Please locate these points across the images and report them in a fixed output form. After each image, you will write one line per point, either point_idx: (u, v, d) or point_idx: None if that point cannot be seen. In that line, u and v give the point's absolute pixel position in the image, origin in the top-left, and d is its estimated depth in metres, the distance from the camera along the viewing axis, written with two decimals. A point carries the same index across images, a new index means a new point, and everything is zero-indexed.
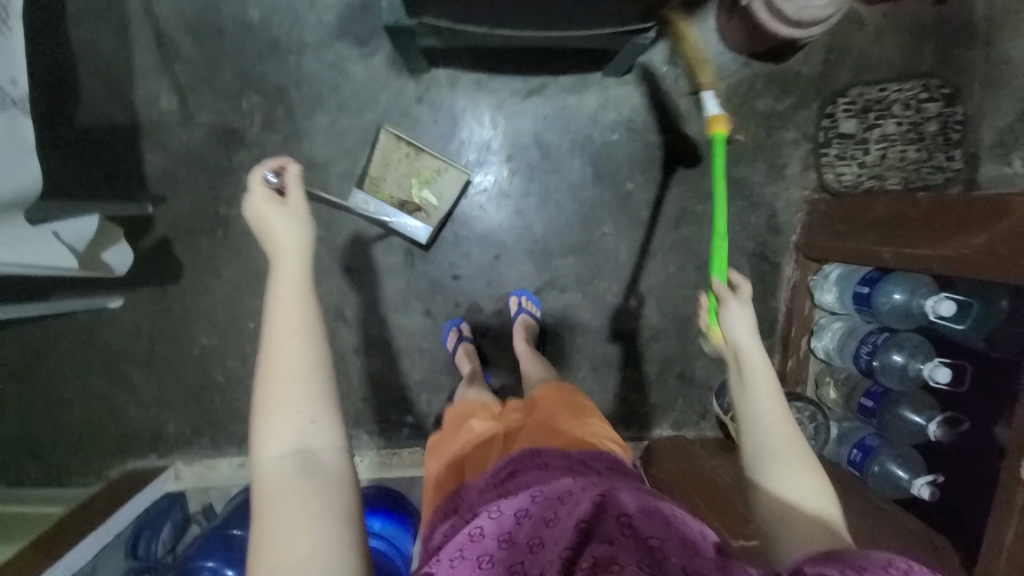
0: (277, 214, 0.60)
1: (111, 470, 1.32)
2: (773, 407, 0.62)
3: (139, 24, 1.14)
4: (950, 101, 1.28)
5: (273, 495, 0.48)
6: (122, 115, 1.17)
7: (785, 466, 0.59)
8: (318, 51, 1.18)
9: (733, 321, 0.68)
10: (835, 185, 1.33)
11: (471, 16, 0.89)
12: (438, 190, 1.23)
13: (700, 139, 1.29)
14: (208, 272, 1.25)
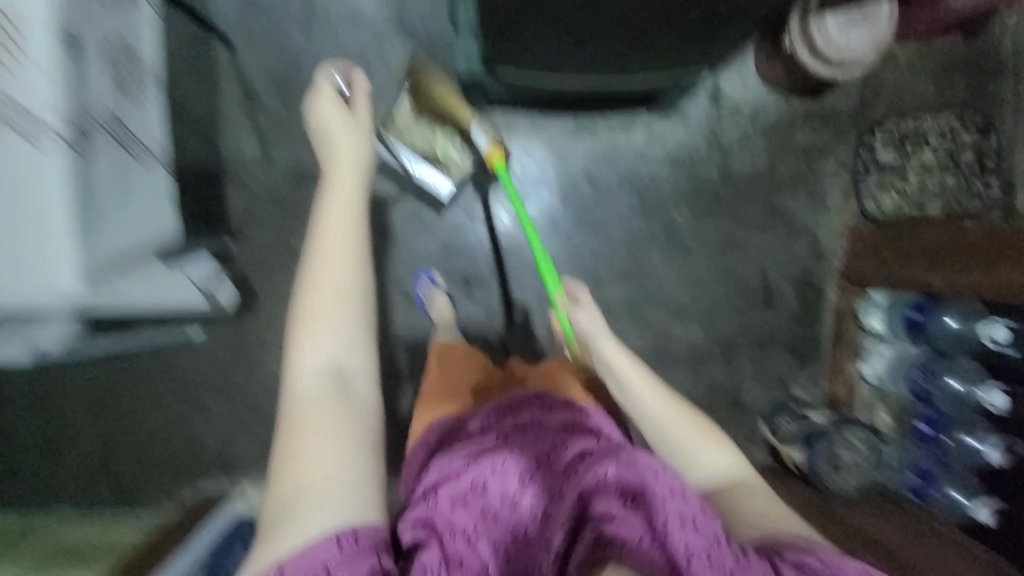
0: (341, 122, 0.79)
1: (183, 492, 1.39)
2: (662, 406, 0.78)
3: (228, 78, 1.27)
4: (985, 131, 1.31)
5: (314, 399, 0.63)
6: (210, 160, 1.28)
7: (700, 446, 0.75)
8: (386, 99, 1.28)
9: (584, 325, 0.91)
10: (876, 213, 1.35)
11: (543, 72, 1.01)
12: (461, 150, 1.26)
13: (743, 172, 1.36)
14: (281, 302, 1.34)
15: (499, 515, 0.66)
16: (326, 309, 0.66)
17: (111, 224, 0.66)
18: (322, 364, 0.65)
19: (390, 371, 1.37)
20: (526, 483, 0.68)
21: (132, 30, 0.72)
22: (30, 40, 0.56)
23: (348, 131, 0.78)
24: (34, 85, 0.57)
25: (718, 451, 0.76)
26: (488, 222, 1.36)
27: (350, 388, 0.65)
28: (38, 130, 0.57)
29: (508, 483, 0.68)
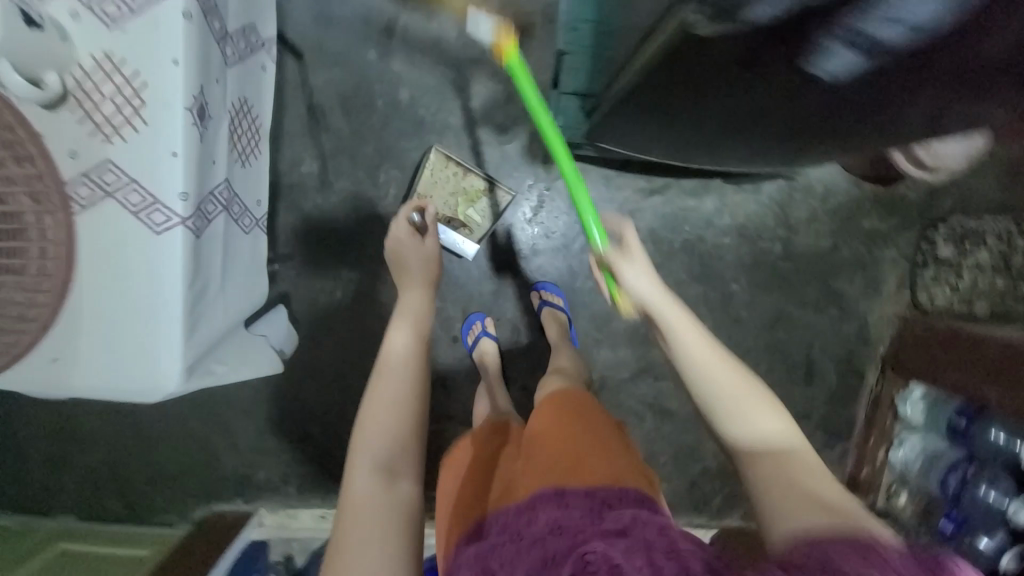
0: (410, 247, 0.93)
1: (195, 512, 1.34)
2: (698, 343, 0.71)
3: (293, 91, 1.21)
4: None
5: (354, 501, 0.63)
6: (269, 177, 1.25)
7: (743, 406, 0.65)
8: (459, 134, 1.24)
9: (631, 279, 0.79)
10: (928, 305, 1.38)
11: (646, 147, 0.96)
12: (482, 210, 1.25)
13: (806, 251, 1.35)
14: (321, 329, 1.29)
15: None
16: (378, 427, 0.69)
17: (210, 309, 0.58)
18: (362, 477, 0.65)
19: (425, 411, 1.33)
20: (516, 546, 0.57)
21: (259, 83, 0.64)
22: (168, 117, 0.49)
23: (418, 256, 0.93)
24: (166, 166, 0.49)
25: (766, 413, 0.64)
26: (544, 271, 1.31)
27: (393, 493, 0.64)
28: (163, 218, 0.50)
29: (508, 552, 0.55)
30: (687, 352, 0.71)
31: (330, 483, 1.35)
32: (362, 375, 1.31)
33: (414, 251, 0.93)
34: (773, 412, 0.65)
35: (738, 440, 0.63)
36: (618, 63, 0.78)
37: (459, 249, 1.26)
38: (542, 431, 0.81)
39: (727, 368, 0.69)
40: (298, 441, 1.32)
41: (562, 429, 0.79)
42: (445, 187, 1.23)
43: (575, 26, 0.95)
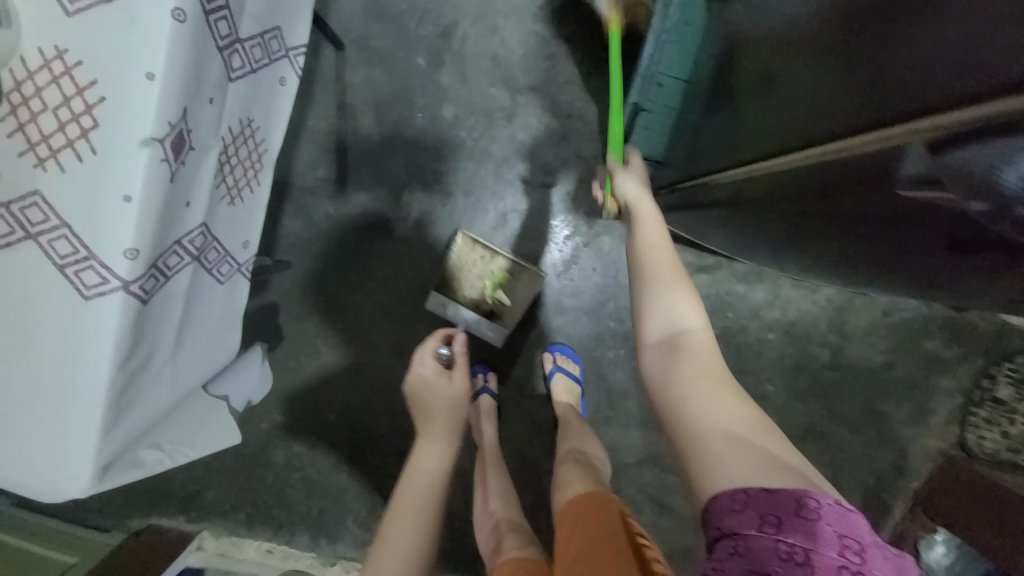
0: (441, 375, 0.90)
1: (132, 520, 1.22)
2: (655, 239, 0.59)
3: (326, 86, 1.13)
4: None
5: None
6: (282, 174, 1.16)
7: (672, 289, 0.55)
8: (499, 164, 1.13)
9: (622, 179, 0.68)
10: (977, 450, 1.19)
11: (716, 239, 0.81)
12: (512, 291, 1.13)
13: (854, 363, 1.21)
14: (307, 349, 1.18)
15: None
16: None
17: (152, 385, 0.44)
18: None
19: (402, 461, 1.19)
20: None
21: (273, 100, 0.51)
22: (128, 150, 0.36)
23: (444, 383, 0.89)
24: (112, 212, 0.37)
25: (683, 290, 0.55)
26: (563, 330, 1.17)
27: None
28: (96, 278, 0.37)
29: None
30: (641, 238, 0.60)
31: (283, 516, 1.21)
32: (342, 406, 1.19)
33: (443, 391, 0.89)
34: (685, 300, 0.54)
35: (648, 341, 0.54)
36: (721, 141, 0.67)
37: (486, 334, 1.14)
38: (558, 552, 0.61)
39: (660, 245, 0.58)
40: (259, 463, 1.20)
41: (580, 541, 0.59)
42: (471, 272, 1.12)
43: (660, 81, 0.84)
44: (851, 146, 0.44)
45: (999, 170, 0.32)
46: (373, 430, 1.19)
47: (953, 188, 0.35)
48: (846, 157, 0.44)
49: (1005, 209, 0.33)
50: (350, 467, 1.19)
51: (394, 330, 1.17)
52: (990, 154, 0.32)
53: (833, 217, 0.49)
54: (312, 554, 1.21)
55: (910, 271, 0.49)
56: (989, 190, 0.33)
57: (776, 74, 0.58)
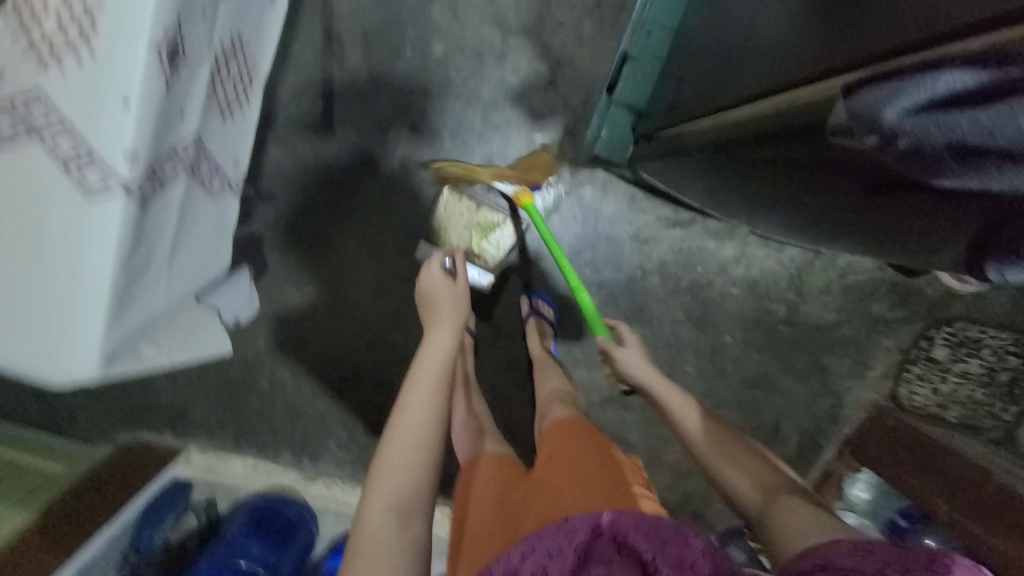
0: (444, 283, 0.90)
1: (121, 434, 1.29)
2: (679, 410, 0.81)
3: (312, 9, 1.09)
4: None
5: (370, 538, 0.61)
6: (266, 102, 1.14)
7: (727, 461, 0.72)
8: (487, 107, 1.13)
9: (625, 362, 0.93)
10: (905, 401, 1.33)
11: (682, 188, 0.85)
12: (498, 240, 1.17)
13: (807, 321, 1.30)
14: (292, 281, 1.21)
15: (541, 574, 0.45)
16: (398, 480, 0.66)
17: (152, 286, 0.48)
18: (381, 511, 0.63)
19: (382, 390, 1.26)
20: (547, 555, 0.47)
21: (263, 18, 0.52)
22: (125, 54, 0.37)
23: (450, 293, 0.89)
24: (112, 116, 0.38)
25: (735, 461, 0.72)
26: (541, 275, 1.23)
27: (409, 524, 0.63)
28: (98, 178, 0.39)
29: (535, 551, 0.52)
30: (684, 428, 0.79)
31: (268, 436, 1.29)
32: (324, 336, 1.24)
33: (446, 293, 0.89)
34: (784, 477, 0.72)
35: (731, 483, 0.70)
36: (699, 86, 0.70)
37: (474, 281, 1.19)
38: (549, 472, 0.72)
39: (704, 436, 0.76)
40: (245, 387, 1.26)
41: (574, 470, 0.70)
42: (457, 222, 1.14)
43: (649, 29, 0.85)
44: (811, 95, 0.46)
45: (884, 109, 0.34)
46: (355, 361, 1.25)
47: (855, 128, 0.37)
48: (801, 102, 0.48)
49: (890, 142, 0.34)
50: (331, 393, 1.26)
51: (377, 266, 1.20)
52: (891, 91, 0.33)
53: (785, 162, 0.53)
54: (296, 472, 1.30)
55: (855, 220, 0.51)
56: (877, 123, 0.34)
57: (759, 24, 0.59)
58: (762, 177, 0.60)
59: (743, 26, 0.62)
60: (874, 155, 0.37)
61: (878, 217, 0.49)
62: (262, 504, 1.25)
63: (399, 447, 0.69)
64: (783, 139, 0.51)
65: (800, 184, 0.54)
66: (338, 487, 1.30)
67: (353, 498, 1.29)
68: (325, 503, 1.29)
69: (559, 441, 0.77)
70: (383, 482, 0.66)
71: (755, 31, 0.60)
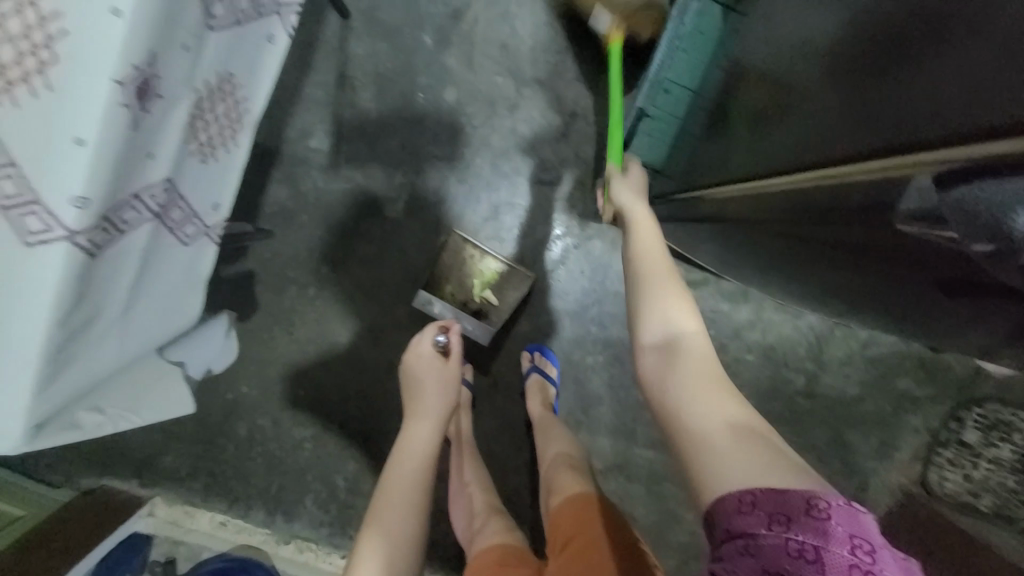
0: (425, 362, 0.88)
1: (82, 479, 1.19)
2: (654, 245, 0.61)
3: (327, 55, 1.10)
4: None
5: None
6: (273, 140, 1.13)
7: (667, 297, 0.55)
8: (497, 155, 1.11)
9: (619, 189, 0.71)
10: (935, 487, 1.22)
11: (694, 249, 0.81)
12: (501, 291, 1.12)
13: (827, 393, 1.21)
14: (282, 322, 1.16)
15: None
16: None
17: (97, 347, 0.42)
18: None
19: (367, 445, 1.17)
20: None
21: (258, 59, 0.48)
22: (86, 89, 0.34)
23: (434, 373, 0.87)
24: (63, 156, 0.35)
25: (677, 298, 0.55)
26: (545, 330, 1.16)
27: None
28: (38, 225, 0.35)
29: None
30: (638, 249, 0.60)
31: (239, 489, 1.19)
32: (311, 383, 1.17)
33: (434, 376, 0.87)
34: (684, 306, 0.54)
35: (644, 344, 0.53)
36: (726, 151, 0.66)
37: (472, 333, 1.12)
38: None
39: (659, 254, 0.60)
40: (220, 433, 1.18)
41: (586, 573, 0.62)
42: (460, 269, 1.11)
43: (667, 88, 0.83)
44: (862, 172, 0.42)
45: (1012, 217, 0.29)
46: (340, 410, 1.17)
47: (954, 226, 0.33)
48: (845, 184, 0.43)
49: (1011, 253, 0.31)
50: (313, 445, 1.17)
51: (371, 311, 1.14)
52: (1009, 189, 0.29)
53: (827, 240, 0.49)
54: (267, 530, 1.19)
55: (911, 299, 0.47)
56: (998, 231, 0.30)
57: (795, 94, 0.55)
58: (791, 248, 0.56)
59: (776, 96, 0.58)
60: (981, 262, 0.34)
61: (932, 302, 0.45)
62: (229, 565, 1.14)
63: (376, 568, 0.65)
64: (829, 218, 0.46)
65: (841, 262, 0.50)
66: (311, 551, 1.18)
67: (326, 565, 1.17)
68: (295, 569, 1.17)
69: (577, 536, 0.69)
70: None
71: (789, 103, 0.56)
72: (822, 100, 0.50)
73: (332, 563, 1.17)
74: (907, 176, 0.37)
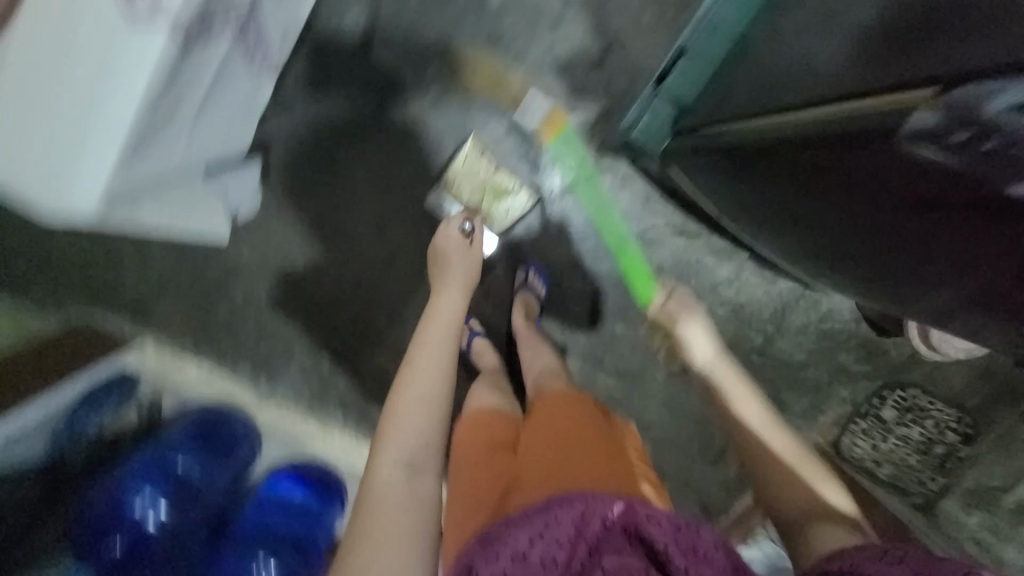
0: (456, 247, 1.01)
1: (73, 310, 1.24)
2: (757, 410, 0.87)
3: None
4: (968, 439, 1.33)
5: (385, 486, 0.66)
6: (315, 17, 1.16)
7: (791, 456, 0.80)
8: (529, 69, 1.14)
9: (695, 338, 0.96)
10: (846, 451, 1.39)
11: (711, 201, 0.90)
12: (508, 207, 1.17)
13: (777, 356, 1.35)
14: (293, 196, 1.21)
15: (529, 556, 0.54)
16: (420, 412, 0.75)
17: (159, 143, 0.60)
18: (391, 461, 0.69)
19: (357, 326, 1.25)
20: (535, 538, 0.55)
21: None
22: None
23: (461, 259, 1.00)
24: None
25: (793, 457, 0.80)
26: (541, 250, 1.22)
27: (417, 477, 0.69)
28: (141, 23, 0.50)
29: (518, 541, 0.56)
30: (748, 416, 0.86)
31: (228, 345, 1.26)
32: (312, 260, 1.23)
33: (458, 255, 1.00)
34: (834, 489, 0.75)
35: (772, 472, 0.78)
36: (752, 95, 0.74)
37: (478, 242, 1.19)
38: (534, 440, 0.82)
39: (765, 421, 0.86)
40: (219, 289, 1.24)
41: (560, 443, 0.79)
42: (475, 175, 1.16)
43: (715, 24, 0.85)
44: (878, 104, 0.54)
45: (982, 104, 0.41)
46: (337, 289, 1.24)
47: (948, 124, 0.44)
48: (863, 113, 0.56)
49: (981, 139, 0.42)
50: (307, 316, 1.25)
51: (381, 200, 1.20)
52: (985, 91, 0.41)
53: (841, 174, 0.60)
54: (250, 389, 1.27)
55: (883, 247, 0.58)
56: (973, 116, 0.42)
57: (820, 61, 0.64)
58: (803, 196, 0.66)
59: (802, 56, 0.67)
60: (954, 155, 0.45)
61: (909, 241, 0.54)
62: (210, 417, 1.20)
63: (421, 393, 0.77)
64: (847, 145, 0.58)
65: (846, 199, 0.60)
66: (289, 414, 1.27)
67: (301, 429, 1.27)
68: (273, 427, 1.26)
69: (554, 413, 0.86)
70: (410, 415, 0.74)
71: (814, 66, 0.65)
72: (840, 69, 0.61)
73: (306, 428, 1.27)
74: (914, 105, 0.49)
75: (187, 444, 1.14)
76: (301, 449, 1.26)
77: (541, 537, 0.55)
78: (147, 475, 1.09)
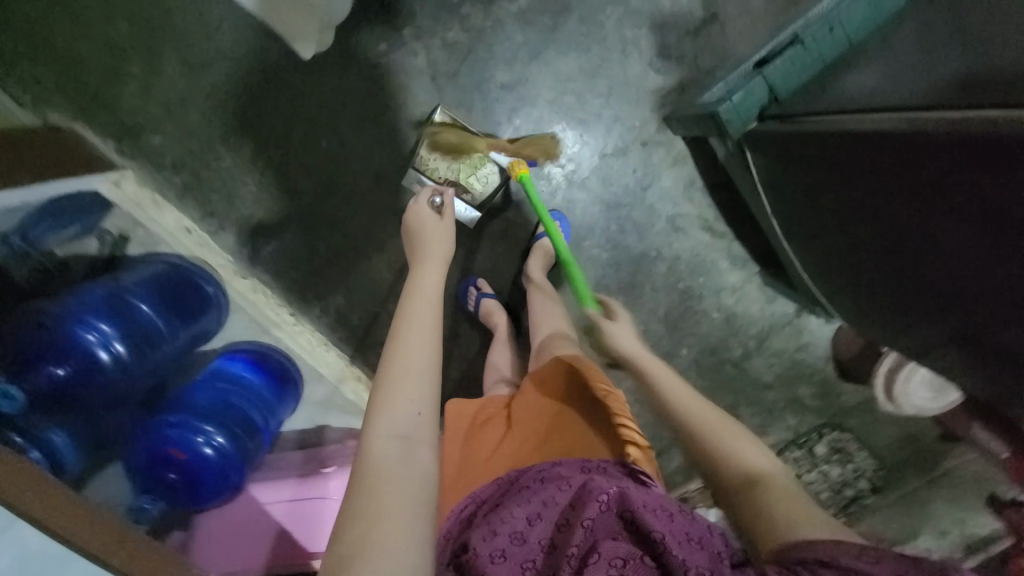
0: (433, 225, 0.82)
1: (51, 109, 1.09)
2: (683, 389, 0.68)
3: None
4: (873, 488, 1.42)
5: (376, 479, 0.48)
6: None
7: (728, 437, 0.61)
8: (626, 17, 1.11)
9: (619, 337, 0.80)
10: None
11: (790, 194, 0.89)
12: (484, 176, 1.12)
13: (748, 372, 1.40)
14: (338, 64, 1.11)
15: (526, 536, 0.52)
16: (406, 393, 0.54)
17: None
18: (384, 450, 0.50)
19: (363, 222, 1.18)
20: (535, 518, 0.54)
21: None
22: None
23: (442, 234, 0.81)
24: None
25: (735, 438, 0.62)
26: (572, 203, 1.20)
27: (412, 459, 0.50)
28: None
29: (517, 521, 0.55)
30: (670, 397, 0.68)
31: (220, 201, 1.16)
32: (336, 138, 1.14)
33: (434, 233, 0.81)
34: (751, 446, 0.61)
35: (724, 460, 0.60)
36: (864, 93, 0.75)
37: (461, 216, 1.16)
38: (525, 412, 0.82)
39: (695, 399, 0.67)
40: (227, 138, 1.13)
41: (552, 416, 0.79)
42: (444, 155, 1.10)
43: (833, 26, 0.87)
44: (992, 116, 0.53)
45: None
46: (354, 177, 1.16)
47: None
48: (970, 122, 0.55)
49: None
50: (314, 196, 1.16)
51: (430, 100, 1.13)
52: None
53: (938, 180, 0.60)
54: (230, 259, 1.20)
55: (935, 252, 0.64)
56: None
57: (916, 78, 0.67)
58: (900, 195, 0.66)
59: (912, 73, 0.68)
60: None
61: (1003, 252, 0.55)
62: (180, 270, 1.10)
63: (403, 373, 0.55)
64: (949, 150, 0.58)
65: (944, 205, 0.60)
66: (262, 296, 1.21)
67: (271, 313, 1.20)
68: (242, 303, 1.17)
69: (554, 378, 0.82)
70: (394, 398, 0.54)
71: (924, 84, 0.65)
72: (931, 87, 0.64)
73: (277, 314, 1.20)
74: None
75: (149, 286, 1.03)
76: (267, 333, 1.18)
77: (534, 517, 0.54)
78: (104, 306, 0.94)
